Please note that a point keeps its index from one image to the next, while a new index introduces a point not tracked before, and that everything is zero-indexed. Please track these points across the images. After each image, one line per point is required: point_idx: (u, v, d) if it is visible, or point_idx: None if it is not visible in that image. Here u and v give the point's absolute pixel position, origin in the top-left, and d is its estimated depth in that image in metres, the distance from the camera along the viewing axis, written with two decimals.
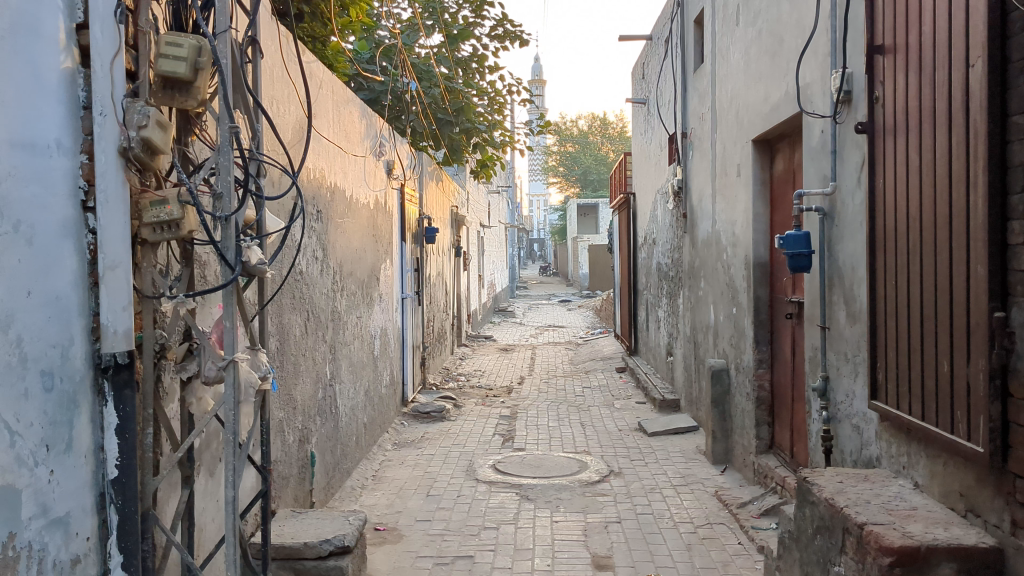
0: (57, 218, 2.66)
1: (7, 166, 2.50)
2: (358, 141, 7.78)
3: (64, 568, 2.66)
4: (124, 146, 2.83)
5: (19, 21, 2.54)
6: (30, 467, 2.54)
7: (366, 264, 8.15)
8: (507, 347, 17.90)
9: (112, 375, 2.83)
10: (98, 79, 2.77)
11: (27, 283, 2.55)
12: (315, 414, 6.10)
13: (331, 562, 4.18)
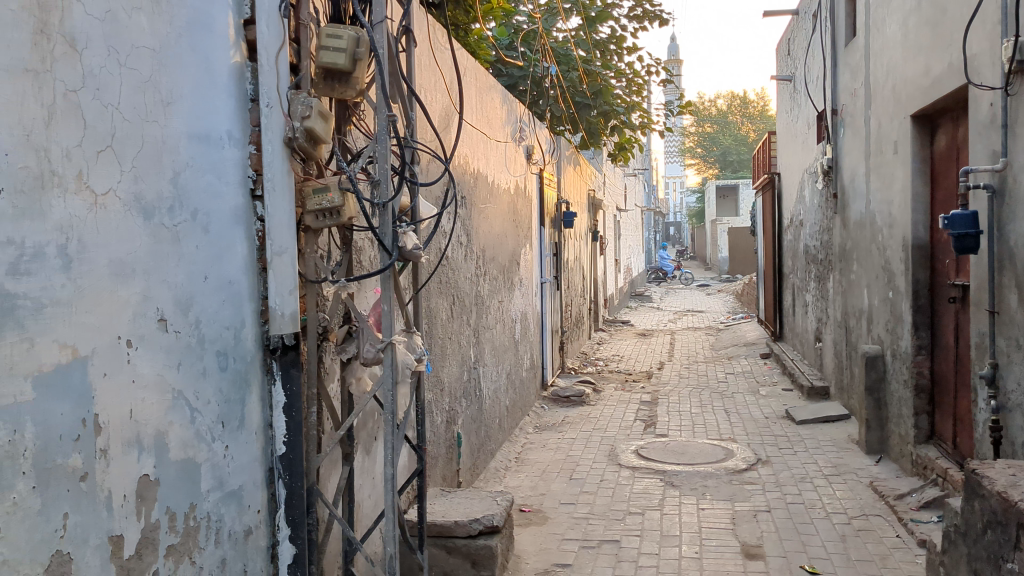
0: (229, 206, 2.79)
1: (185, 157, 2.63)
2: (499, 126, 7.84)
3: (238, 539, 2.81)
4: (289, 137, 2.94)
5: (196, 18, 2.67)
6: (208, 442, 2.68)
7: (507, 249, 8.23)
8: (645, 331, 17.75)
9: (280, 355, 2.95)
10: (265, 72, 2.89)
11: (204, 268, 2.68)
12: (461, 397, 6.21)
13: (481, 541, 4.25)
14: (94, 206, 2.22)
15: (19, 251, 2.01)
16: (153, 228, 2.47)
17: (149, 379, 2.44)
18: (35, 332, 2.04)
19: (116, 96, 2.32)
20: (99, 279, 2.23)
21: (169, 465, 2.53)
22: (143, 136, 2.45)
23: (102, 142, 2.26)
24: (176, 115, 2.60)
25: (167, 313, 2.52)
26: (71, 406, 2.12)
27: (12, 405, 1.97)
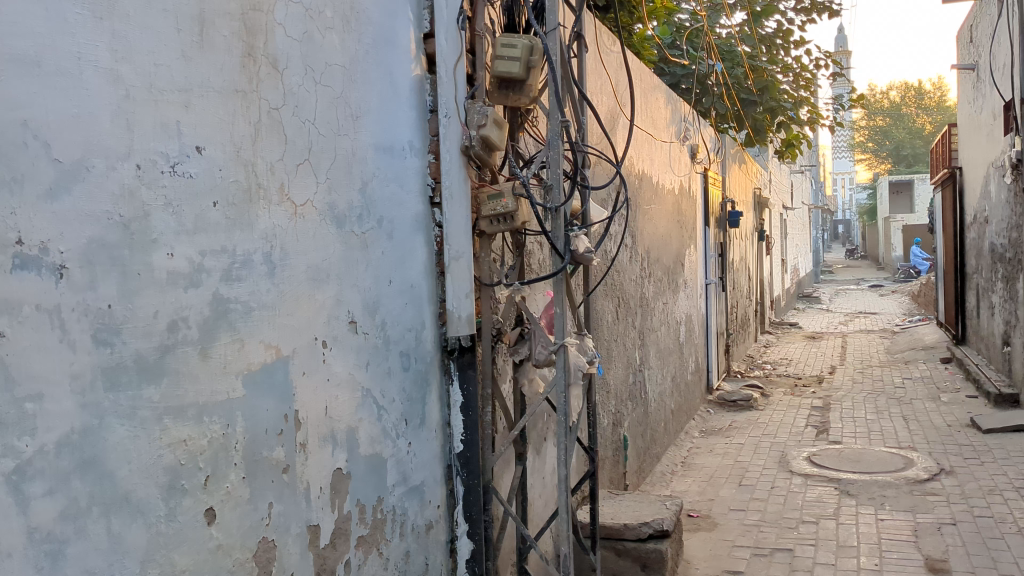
0: (410, 214, 2.91)
1: (371, 168, 2.76)
2: (663, 126, 7.76)
3: (420, 532, 2.93)
4: (465, 145, 3.04)
5: (381, 35, 2.81)
6: (393, 438, 2.81)
7: (672, 250, 8.16)
8: (815, 334, 17.17)
9: (457, 356, 3.06)
10: (444, 83, 3.01)
11: (389, 272, 2.81)
12: (627, 399, 6.22)
13: (651, 545, 4.24)
14: (293, 216, 2.35)
15: (231, 259, 2.09)
16: (345, 235, 2.61)
17: (341, 377, 2.57)
18: (244, 333, 2.12)
19: (310, 113, 2.45)
20: (298, 284, 2.36)
21: (360, 460, 2.65)
22: (336, 149, 2.59)
23: (300, 156, 2.40)
24: (364, 127, 2.73)
25: (357, 315, 2.66)
26: (274, 402, 2.23)
27: (226, 402, 2.04)
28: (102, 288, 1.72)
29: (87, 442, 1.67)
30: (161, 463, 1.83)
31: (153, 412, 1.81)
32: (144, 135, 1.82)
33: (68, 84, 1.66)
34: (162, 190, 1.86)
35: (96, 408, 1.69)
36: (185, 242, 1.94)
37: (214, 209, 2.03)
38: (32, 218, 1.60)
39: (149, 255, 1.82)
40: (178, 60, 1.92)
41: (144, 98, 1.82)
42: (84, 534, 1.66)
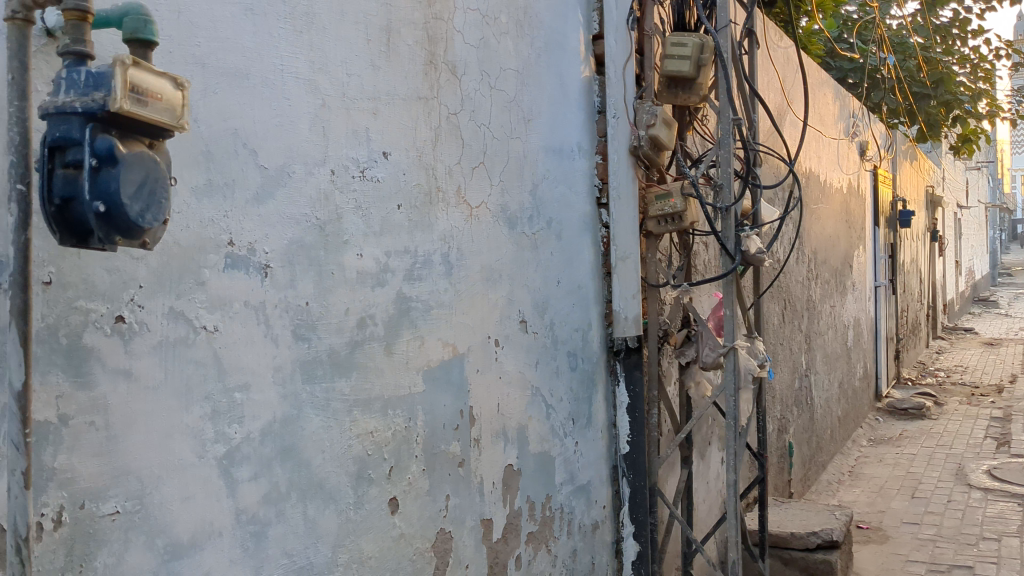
0: (579, 214, 2.94)
1: (542, 169, 2.78)
2: (832, 123, 7.51)
3: (587, 531, 2.94)
4: (634, 145, 3.02)
5: (553, 39, 2.85)
6: (561, 437, 2.83)
7: (840, 251, 7.87)
8: (993, 340, 16.17)
9: (623, 357, 3.07)
10: (612, 84, 3.02)
11: (557, 273, 2.84)
12: (792, 405, 6.05)
13: (819, 555, 4.11)
14: (469, 217, 2.41)
15: (412, 259, 2.17)
16: (516, 236, 2.65)
17: (512, 375, 2.60)
18: (424, 330, 2.20)
19: (485, 117, 2.51)
20: (473, 284, 2.42)
21: (529, 457, 2.67)
22: (508, 152, 2.63)
23: (475, 159, 2.45)
24: (535, 130, 2.77)
25: (527, 315, 2.70)
26: (450, 398, 2.30)
27: (408, 396, 2.12)
28: (301, 286, 1.81)
29: (286, 431, 1.76)
30: (350, 453, 1.92)
31: (344, 404, 1.91)
32: (337, 142, 1.92)
33: (271, 95, 1.75)
34: (352, 194, 1.96)
35: (295, 399, 1.79)
36: (372, 243, 2.03)
37: (398, 211, 2.11)
38: (241, 221, 1.67)
39: (340, 255, 1.92)
40: (367, 69, 2.02)
41: (337, 106, 1.92)
42: (283, 517, 1.74)
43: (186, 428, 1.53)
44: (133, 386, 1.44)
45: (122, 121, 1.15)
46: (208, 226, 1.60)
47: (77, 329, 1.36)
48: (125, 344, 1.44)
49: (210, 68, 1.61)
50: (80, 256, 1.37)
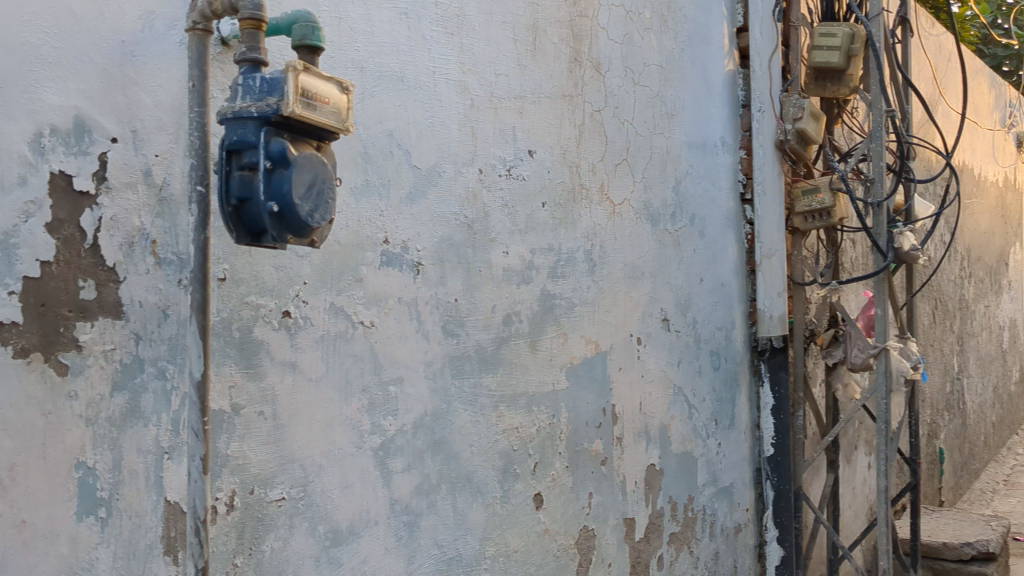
0: (722, 211, 2.88)
1: (687, 164, 2.74)
2: (987, 113, 7.12)
3: (729, 534, 2.88)
4: (781, 139, 2.94)
5: (696, 33, 2.81)
6: (703, 438, 2.75)
7: (996, 248, 7.46)
8: None
9: (768, 357, 2.99)
10: (758, 77, 2.96)
11: (701, 271, 2.77)
12: (943, 409, 5.76)
13: (975, 567, 3.91)
14: (612, 215, 2.37)
15: (556, 256, 2.16)
16: (659, 233, 2.58)
17: (655, 374, 2.53)
18: (568, 327, 2.19)
19: (630, 113, 2.48)
20: (616, 281, 2.37)
21: (672, 457, 2.60)
22: (651, 148, 2.58)
23: (619, 156, 2.42)
24: (679, 125, 2.71)
25: (670, 313, 2.61)
26: (594, 396, 2.27)
27: (552, 393, 2.12)
28: (450, 283, 1.85)
29: (437, 424, 1.80)
30: (496, 448, 1.95)
31: (491, 399, 1.94)
32: (486, 141, 1.95)
33: (424, 96, 1.79)
34: (499, 193, 1.98)
35: (444, 393, 1.82)
36: (518, 241, 2.04)
37: (543, 209, 2.11)
38: (395, 220, 1.72)
39: (487, 253, 1.95)
40: (514, 68, 2.04)
41: (485, 107, 1.95)
42: (434, 509, 1.78)
43: (345, 419, 1.59)
44: (297, 378, 1.51)
45: (294, 124, 1.20)
46: (365, 225, 1.65)
47: (248, 323, 1.43)
48: (290, 338, 1.50)
49: (368, 72, 1.66)
50: (250, 253, 1.44)
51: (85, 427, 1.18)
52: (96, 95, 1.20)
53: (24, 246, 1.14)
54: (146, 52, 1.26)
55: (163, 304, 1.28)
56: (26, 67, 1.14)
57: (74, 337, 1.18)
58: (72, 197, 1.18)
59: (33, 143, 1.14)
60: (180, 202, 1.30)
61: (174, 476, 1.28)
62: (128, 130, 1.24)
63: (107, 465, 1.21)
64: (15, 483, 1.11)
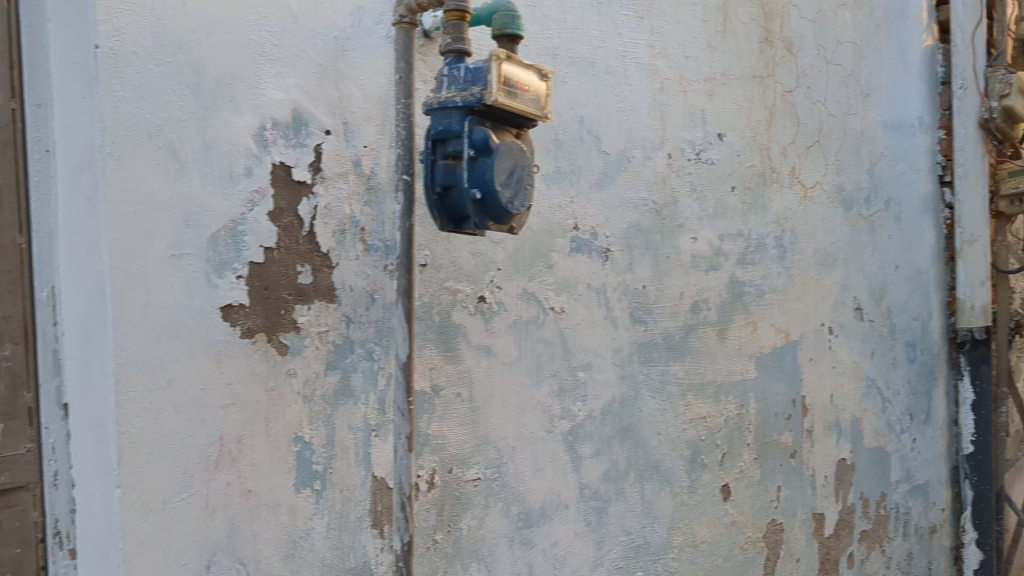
0: (919, 194, 2.73)
1: (882, 146, 2.60)
2: None
3: (923, 534, 2.74)
4: (985, 118, 2.75)
5: (893, 7, 2.67)
6: (897, 432, 2.63)
7: None
8: None
9: (969, 350, 2.81)
10: (959, 52, 2.76)
11: (896, 257, 2.64)
12: None
13: None
14: (803, 199, 2.28)
15: (746, 242, 2.10)
16: (852, 219, 2.47)
17: (848, 365, 2.43)
18: (757, 316, 2.12)
19: (822, 94, 2.39)
20: (807, 268, 2.29)
21: (864, 452, 2.49)
22: (845, 130, 2.48)
23: (811, 138, 2.33)
24: (873, 105, 2.59)
25: (863, 302, 2.50)
26: (783, 386, 2.19)
27: (741, 381, 2.06)
28: (639, 269, 1.82)
29: (626, 411, 1.79)
30: (684, 437, 1.91)
31: (678, 387, 1.90)
32: (675, 125, 1.92)
33: (615, 82, 1.78)
34: (689, 177, 1.95)
35: (632, 380, 1.80)
36: (708, 226, 2.00)
37: (733, 193, 2.06)
38: (586, 206, 1.71)
39: (676, 239, 1.91)
40: (704, 50, 1.99)
41: (675, 90, 1.92)
42: (623, 496, 1.78)
43: (536, 403, 1.61)
44: (492, 362, 1.54)
45: (496, 112, 1.21)
46: (556, 211, 1.66)
47: (447, 308, 1.48)
48: (485, 322, 1.54)
49: (560, 59, 1.68)
50: (450, 241, 1.48)
51: (302, 404, 1.26)
52: (311, 89, 1.26)
53: (250, 232, 1.21)
54: (357, 47, 1.32)
55: (371, 288, 1.35)
56: (251, 65, 1.20)
57: (293, 319, 1.25)
58: (291, 187, 1.25)
59: (257, 136, 1.21)
60: (387, 189, 1.36)
61: (381, 452, 1.35)
62: (341, 122, 1.30)
63: (321, 440, 1.28)
64: (242, 454, 1.20)
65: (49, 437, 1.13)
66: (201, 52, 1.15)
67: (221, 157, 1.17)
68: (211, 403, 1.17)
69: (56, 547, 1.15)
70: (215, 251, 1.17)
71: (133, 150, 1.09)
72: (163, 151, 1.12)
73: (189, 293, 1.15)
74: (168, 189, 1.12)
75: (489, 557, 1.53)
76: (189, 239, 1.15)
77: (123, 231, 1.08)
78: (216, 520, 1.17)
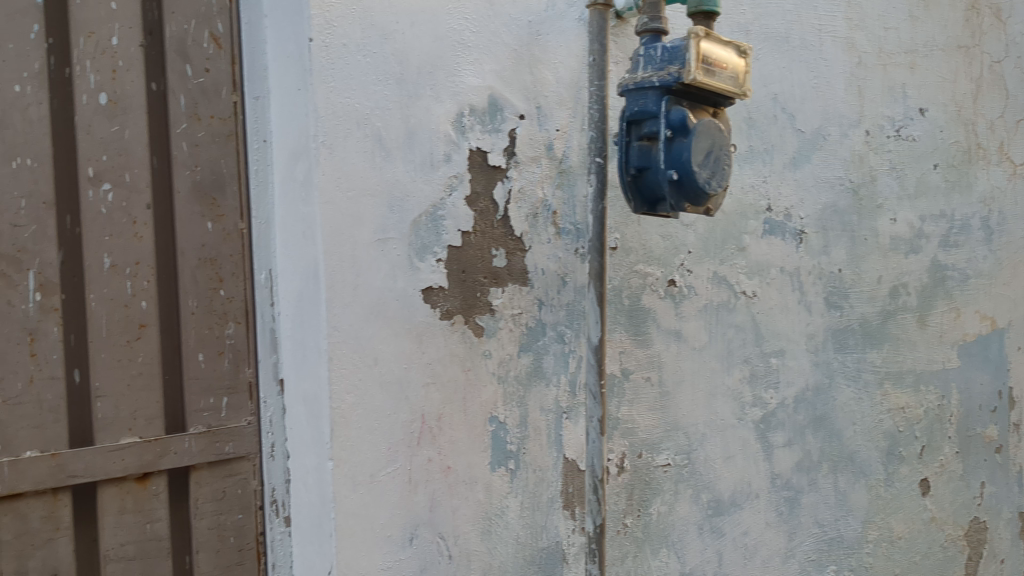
0: None
1: None
2: None
3: None
4: None
5: None
6: None
7: None
8: None
9: None
10: None
11: None
12: None
13: None
14: (1013, 176, 2.11)
15: (949, 224, 1.97)
16: None
17: None
18: (960, 302, 1.99)
19: None
20: (1017, 251, 2.13)
21: None
22: None
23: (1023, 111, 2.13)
24: None
25: None
26: (990, 376, 2.06)
27: (942, 370, 1.95)
28: (835, 252, 1.75)
29: (820, 399, 1.72)
30: (881, 428, 1.83)
31: (876, 376, 1.82)
32: (874, 100, 1.82)
33: (811, 57, 1.71)
34: (888, 155, 1.85)
35: (827, 367, 1.74)
36: (907, 207, 1.89)
37: (935, 171, 1.94)
38: (780, 186, 1.66)
39: (875, 220, 1.82)
40: (906, 20, 1.87)
41: (874, 64, 1.82)
42: (816, 487, 1.72)
43: (727, 390, 1.58)
44: (682, 346, 1.52)
45: (694, 92, 1.18)
46: (749, 192, 1.61)
47: (637, 291, 1.47)
48: (676, 306, 1.52)
49: (754, 35, 1.63)
50: (641, 224, 1.47)
51: (497, 385, 1.28)
52: (506, 74, 1.28)
53: (449, 217, 1.23)
54: (551, 31, 1.32)
55: (562, 271, 1.35)
56: (450, 52, 1.23)
57: (489, 302, 1.27)
58: (487, 172, 1.27)
59: (456, 123, 1.24)
60: (578, 172, 1.36)
61: (572, 434, 1.36)
62: (535, 107, 1.31)
63: (516, 420, 1.30)
64: (442, 431, 1.23)
65: (266, 411, 1.20)
66: (404, 42, 1.19)
67: (423, 143, 1.21)
68: (413, 381, 1.21)
69: (273, 515, 1.22)
70: (417, 235, 1.21)
71: (343, 138, 1.14)
72: (370, 139, 1.16)
73: (393, 276, 1.19)
74: (374, 175, 1.17)
75: (679, 543, 1.52)
76: (393, 224, 1.19)
77: (335, 216, 1.13)
78: (418, 494, 1.21)
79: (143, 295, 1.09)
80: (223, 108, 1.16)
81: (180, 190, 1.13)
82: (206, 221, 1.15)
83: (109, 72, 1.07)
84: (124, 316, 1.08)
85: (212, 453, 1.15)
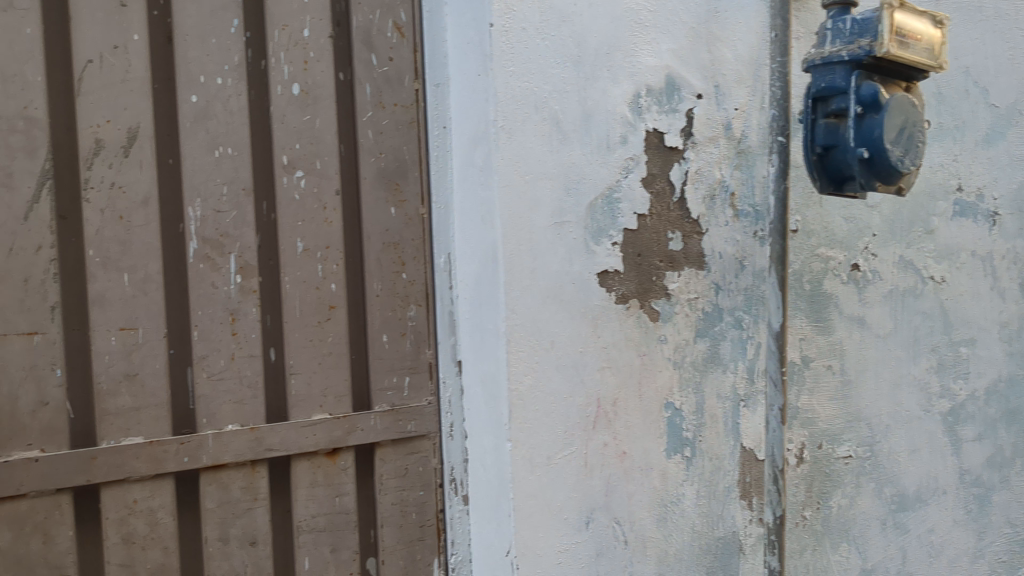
0: None
1: None
2: None
3: None
4: None
5: None
6: None
7: None
8: None
9: None
10: None
11: None
12: None
13: None
14: None
15: None
16: None
17: None
18: None
19: None
20: None
21: None
22: None
23: None
24: None
25: None
26: None
27: None
28: None
29: (1014, 391, 1.62)
30: None
31: None
32: None
33: (1007, 26, 1.60)
34: None
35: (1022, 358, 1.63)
36: None
37: None
38: (972, 164, 1.56)
39: None
40: None
41: None
42: (1008, 485, 1.62)
43: (913, 380, 1.51)
44: (865, 334, 1.46)
45: (886, 65, 1.12)
46: (938, 170, 1.53)
47: (818, 275, 1.42)
48: (859, 291, 1.45)
49: (946, 4, 1.54)
50: (823, 205, 1.42)
51: (673, 370, 1.27)
52: (684, 53, 1.26)
53: (625, 199, 1.22)
54: (729, 7, 1.29)
55: (740, 255, 1.32)
56: (628, 32, 1.21)
57: (664, 286, 1.26)
58: (664, 152, 1.25)
59: (633, 104, 1.22)
60: (757, 152, 1.32)
61: (750, 423, 1.33)
62: (712, 85, 1.28)
63: (692, 407, 1.28)
64: (618, 416, 1.23)
65: (446, 391, 1.23)
66: (581, 24, 1.18)
67: (600, 126, 1.20)
68: (589, 364, 1.20)
69: (452, 493, 1.25)
70: (594, 218, 1.20)
71: (522, 122, 1.14)
72: (548, 122, 1.16)
73: (570, 260, 1.19)
74: (551, 159, 1.17)
75: (860, 539, 1.46)
76: (570, 207, 1.19)
77: (514, 200, 1.14)
78: (593, 478, 1.21)
79: (332, 278, 1.14)
80: (406, 96, 1.20)
81: (367, 176, 1.16)
82: (390, 207, 1.19)
83: (301, 62, 1.11)
84: (315, 298, 1.13)
85: (396, 430, 1.19)
